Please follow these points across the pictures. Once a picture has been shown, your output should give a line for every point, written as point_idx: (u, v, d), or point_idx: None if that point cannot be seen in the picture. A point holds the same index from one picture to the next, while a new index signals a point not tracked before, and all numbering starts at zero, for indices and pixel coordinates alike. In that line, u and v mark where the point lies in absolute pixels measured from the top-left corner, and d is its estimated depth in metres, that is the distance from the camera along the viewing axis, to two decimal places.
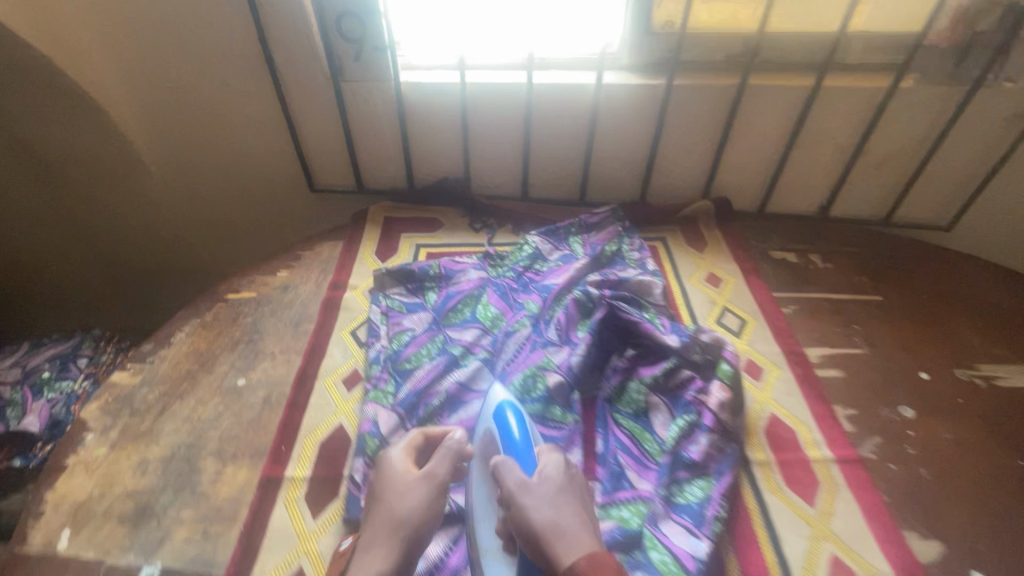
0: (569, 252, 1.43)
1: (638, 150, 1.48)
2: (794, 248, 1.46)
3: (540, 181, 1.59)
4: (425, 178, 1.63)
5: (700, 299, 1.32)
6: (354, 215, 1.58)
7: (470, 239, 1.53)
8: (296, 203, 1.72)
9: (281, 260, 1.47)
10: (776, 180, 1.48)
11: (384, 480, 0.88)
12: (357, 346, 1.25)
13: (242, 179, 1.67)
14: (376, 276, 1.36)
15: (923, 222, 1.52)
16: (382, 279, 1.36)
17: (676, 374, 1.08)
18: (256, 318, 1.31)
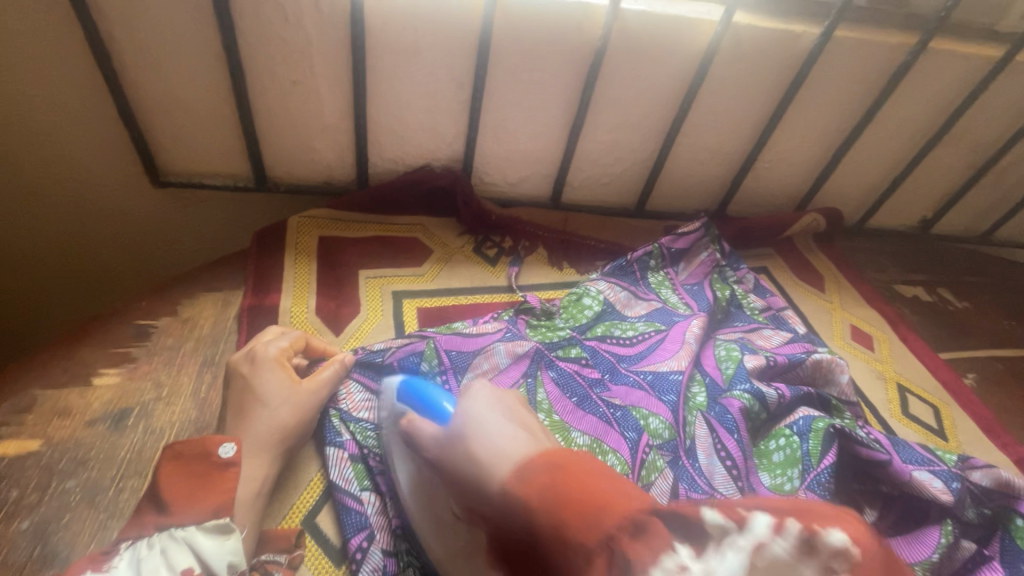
0: (660, 304, 0.87)
1: (738, 138, 0.97)
2: (917, 280, 1.11)
3: (584, 181, 0.99)
4: (388, 169, 0.91)
5: (867, 375, 0.87)
6: (260, 236, 0.83)
7: (486, 281, 0.89)
8: (129, 219, 0.86)
9: (102, 348, 0.68)
10: (894, 188, 1.09)
11: (252, 389, 0.61)
12: (331, 564, 0.57)
13: None
14: (334, 376, 0.65)
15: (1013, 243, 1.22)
16: (332, 388, 0.66)
17: (959, 558, 0.62)
18: (44, 522, 0.53)
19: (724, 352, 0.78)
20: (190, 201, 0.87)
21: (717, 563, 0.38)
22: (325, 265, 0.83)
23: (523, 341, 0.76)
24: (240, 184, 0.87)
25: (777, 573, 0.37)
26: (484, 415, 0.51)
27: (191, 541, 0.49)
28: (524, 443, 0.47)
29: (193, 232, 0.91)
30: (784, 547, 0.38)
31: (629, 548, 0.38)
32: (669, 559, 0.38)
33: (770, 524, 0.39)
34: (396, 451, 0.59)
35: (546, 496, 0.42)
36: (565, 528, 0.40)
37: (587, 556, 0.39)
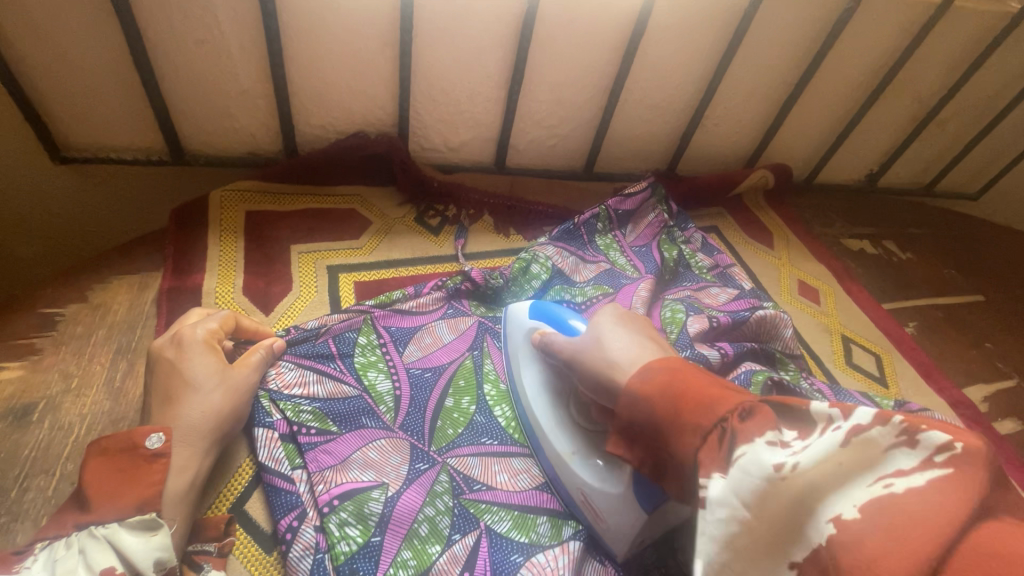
0: (608, 267, 0.86)
1: (685, 93, 0.95)
2: (863, 233, 1.13)
3: (530, 144, 0.95)
4: (317, 136, 0.86)
5: (813, 328, 0.88)
6: (177, 212, 0.77)
7: (429, 251, 0.86)
8: (31, 198, 0.77)
9: (1, 340, 0.62)
10: (841, 143, 1.09)
11: (175, 374, 0.56)
12: (261, 551, 0.54)
13: None
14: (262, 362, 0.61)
15: (954, 191, 1.24)
16: (263, 370, 0.62)
17: None
18: None
19: (670, 313, 0.77)
20: (100, 178, 0.80)
21: (810, 444, 0.37)
22: (254, 241, 0.78)
23: (465, 317, 0.76)
24: (154, 157, 0.81)
25: (866, 457, 0.34)
26: (613, 329, 0.54)
27: (114, 537, 0.46)
28: (654, 349, 0.51)
29: (107, 214, 0.83)
30: (887, 435, 0.33)
31: (740, 427, 0.39)
32: (772, 435, 0.38)
33: (873, 413, 0.34)
34: (524, 360, 0.65)
35: (667, 389, 0.44)
36: (687, 419, 0.42)
37: (701, 434, 0.41)
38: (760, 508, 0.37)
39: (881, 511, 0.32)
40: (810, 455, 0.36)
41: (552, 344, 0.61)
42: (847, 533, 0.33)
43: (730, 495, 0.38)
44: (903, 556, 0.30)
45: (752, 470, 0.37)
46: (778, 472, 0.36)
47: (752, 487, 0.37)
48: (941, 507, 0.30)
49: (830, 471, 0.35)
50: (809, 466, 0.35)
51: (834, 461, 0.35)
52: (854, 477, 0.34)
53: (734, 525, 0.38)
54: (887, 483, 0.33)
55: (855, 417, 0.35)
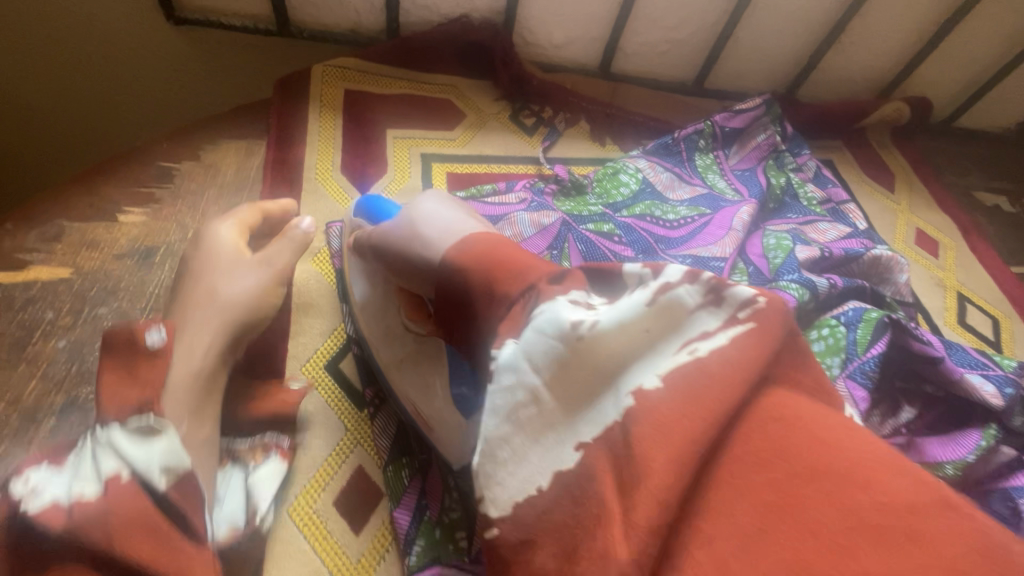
0: (706, 189, 0.80)
1: (828, 2, 0.83)
2: (1002, 187, 0.99)
3: (642, 47, 0.88)
4: (420, 18, 0.82)
5: (926, 281, 0.81)
6: (283, 84, 0.77)
7: (520, 150, 0.83)
8: (149, 58, 0.79)
9: (125, 186, 0.66)
10: (999, 79, 0.94)
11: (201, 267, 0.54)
12: (352, 407, 0.57)
13: None
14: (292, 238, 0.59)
15: None
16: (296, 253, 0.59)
17: (993, 462, 0.58)
18: (78, 343, 0.55)
19: (773, 241, 0.72)
20: (206, 45, 0.80)
21: (616, 306, 0.34)
22: (350, 121, 0.77)
23: (550, 213, 0.71)
24: (261, 27, 0.79)
25: (671, 317, 0.32)
26: (426, 203, 0.46)
27: (112, 442, 0.41)
28: (472, 223, 0.44)
29: (214, 83, 0.84)
30: (693, 294, 0.33)
31: (547, 289, 0.36)
32: (578, 296, 0.36)
33: (684, 271, 0.33)
34: (351, 268, 0.57)
35: (481, 259, 0.39)
36: (494, 281, 0.37)
37: (508, 304, 0.36)
38: (553, 370, 0.33)
39: (681, 377, 0.30)
40: (612, 315, 0.33)
41: (367, 239, 0.51)
42: (645, 402, 0.30)
43: (521, 359, 0.34)
44: (702, 416, 0.29)
45: (549, 330, 0.34)
46: (576, 331, 0.33)
47: (545, 347, 0.33)
48: (736, 367, 0.30)
49: (634, 334, 0.33)
50: (609, 327, 0.33)
51: (642, 324, 0.33)
52: (659, 341, 0.32)
53: (524, 394, 0.33)
54: (692, 349, 0.31)
55: (664, 273, 0.34)
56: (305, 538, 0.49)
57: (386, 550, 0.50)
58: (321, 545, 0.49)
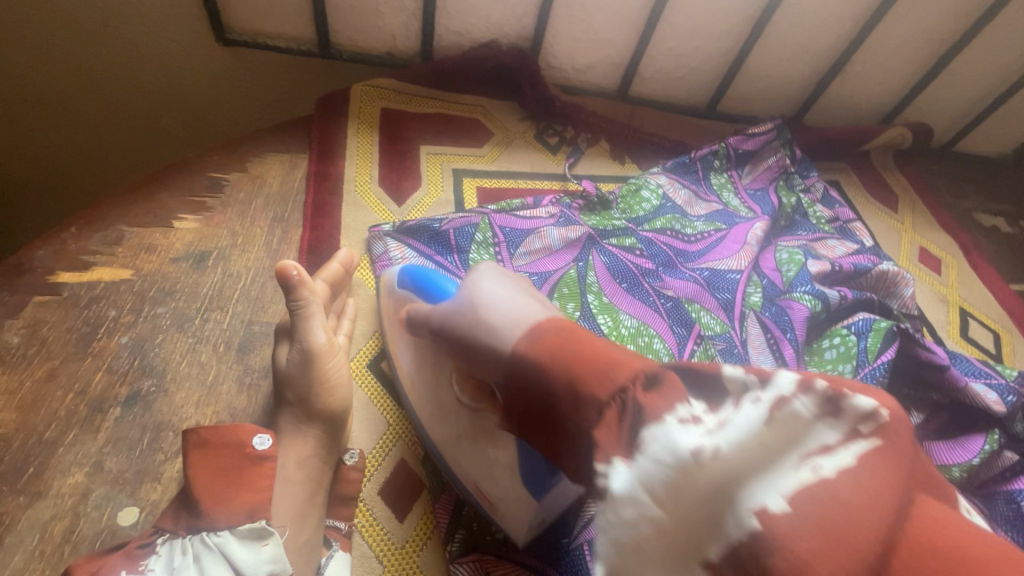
0: (721, 207, 0.84)
1: (835, 33, 0.89)
2: (1000, 209, 1.04)
3: (658, 72, 0.93)
4: (452, 43, 0.88)
5: (929, 296, 0.85)
6: (323, 102, 0.82)
7: (545, 167, 0.87)
8: (198, 76, 0.84)
9: (180, 195, 0.70)
10: (995, 108, 1.00)
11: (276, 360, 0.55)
12: (392, 403, 0.60)
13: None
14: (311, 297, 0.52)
15: None
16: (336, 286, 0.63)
17: (997, 466, 0.61)
18: (140, 339, 0.58)
19: (786, 256, 0.76)
20: (251, 65, 0.85)
21: (729, 421, 0.29)
22: (386, 138, 0.82)
23: (576, 227, 0.75)
24: (304, 49, 0.85)
25: (791, 432, 0.27)
26: (486, 284, 0.44)
27: (224, 548, 0.43)
28: (538, 307, 0.41)
29: (255, 100, 0.89)
30: (810, 406, 0.27)
31: (643, 399, 0.32)
32: (683, 411, 0.31)
33: (797, 378, 0.28)
34: (397, 340, 0.58)
35: (557, 353, 0.36)
36: (580, 385, 0.35)
37: (597, 410, 0.34)
38: (666, 499, 0.29)
39: (812, 504, 0.25)
40: (730, 437, 0.29)
41: (422, 315, 0.50)
42: (773, 531, 0.25)
43: (633, 487, 0.30)
44: (843, 568, 0.23)
45: (662, 456, 0.30)
46: (694, 457, 0.29)
47: (658, 475, 0.30)
48: (872, 495, 0.25)
49: (751, 457, 0.27)
50: (727, 451, 0.28)
51: (757, 442, 0.28)
52: (778, 458, 0.27)
53: (642, 525, 0.30)
54: (814, 466, 0.26)
55: (776, 384, 0.29)
56: (357, 527, 0.53)
57: (427, 540, 0.53)
58: (368, 532, 0.53)
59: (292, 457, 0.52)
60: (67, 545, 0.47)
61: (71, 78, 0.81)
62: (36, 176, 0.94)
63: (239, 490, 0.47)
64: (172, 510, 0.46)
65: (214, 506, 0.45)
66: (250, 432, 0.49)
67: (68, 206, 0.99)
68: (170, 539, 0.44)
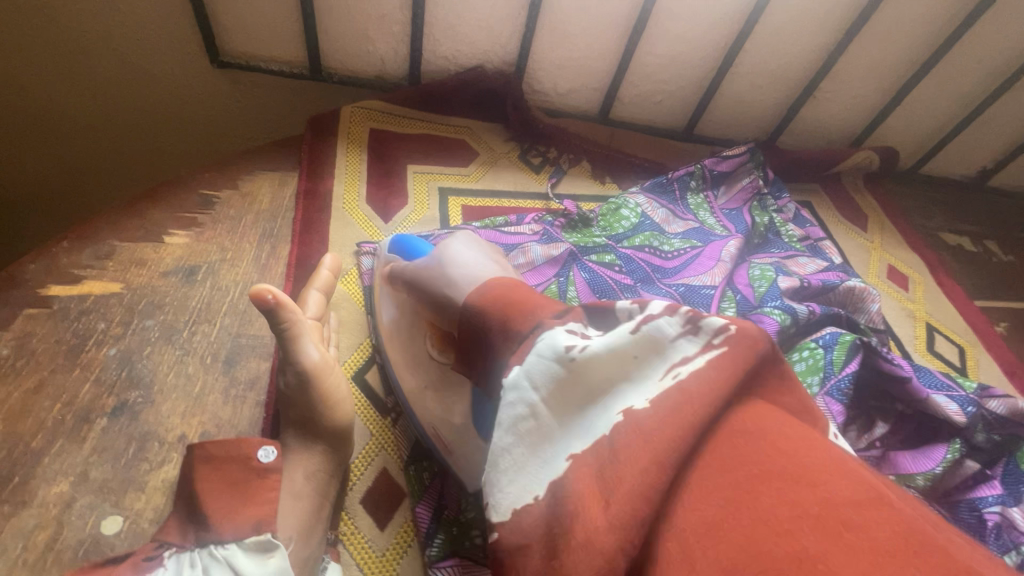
0: (698, 224, 0.87)
1: (802, 62, 0.94)
2: (965, 229, 1.08)
3: (637, 97, 0.97)
4: (439, 68, 0.91)
5: (897, 311, 0.88)
6: (313, 123, 0.85)
7: (528, 186, 0.90)
8: (194, 97, 0.87)
9: (170, 211, 0.72)
10: (956, 133, 1.05)
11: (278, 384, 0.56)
12: (376, 414, 0.62)
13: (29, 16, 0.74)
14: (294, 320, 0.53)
15: None
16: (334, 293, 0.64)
17: (960, 475, 0.63)
18: (128, 351, 0.60)
19: (758, 272, 0.80)
20: (244, 86, 0.87)
21: (608, 334, 0.38)
22: (375, 157, 0.84)
23: (558, 245, 0.77)
24: (296, 71, 0.87)
25: (657, 345, 0.36)
26: (461, 250, 0.56)
27: (232, 559, 0.44)
28: (495, 269, 0.53)
29: (248, 120, 0.92)
30: (673, 324, 0.35)
31: (550, 321, 0.40)
32: (574, 327, 0.40)
33: (666, 304, 0.37)
34: (381, 297, 0.65)
35: (494, 297, 0.45)
36: (503, 314, 0.43)
37: (518, 341, 0.41)
38: (551, 394, 0.37)
39: (664, 396, 0.32)
40: (608, 342, 0.37)
41: (403, 277, 0.60)
42: (631, 418, 0.33)
43: (521, 382, 0.38)
44: (677, 429, 0.31)
45: (545, 355, 0.38)
46: (569, 354, 0.37)
47: (543, 370, 0.37)
48: (711, 387, 0.32)
49: (620, 356, 0.36)
50: (600, 351, 0.37)
51: (630, 350, 0.36)
52: (647, 366, 0.35)
53: (525, 414, 0.37)
54: (674, 371, 0.34)
55: (669, 316, 0.36)
56: (340, 534, 0.54)
57: (407, 547, 0.55)
58: (351, 541, 0.54)
59: (299, 471, 0.52)
60: (51, 553, 0.48)
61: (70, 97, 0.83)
62: (30, 191, 0.95)
63: (244, 503, 0.48)
64: (178, 525, 0.47)
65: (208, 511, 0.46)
66: (255, 445, 0.51)
67: (62, 221, 1.01)
68: (178, 552, 0.45)
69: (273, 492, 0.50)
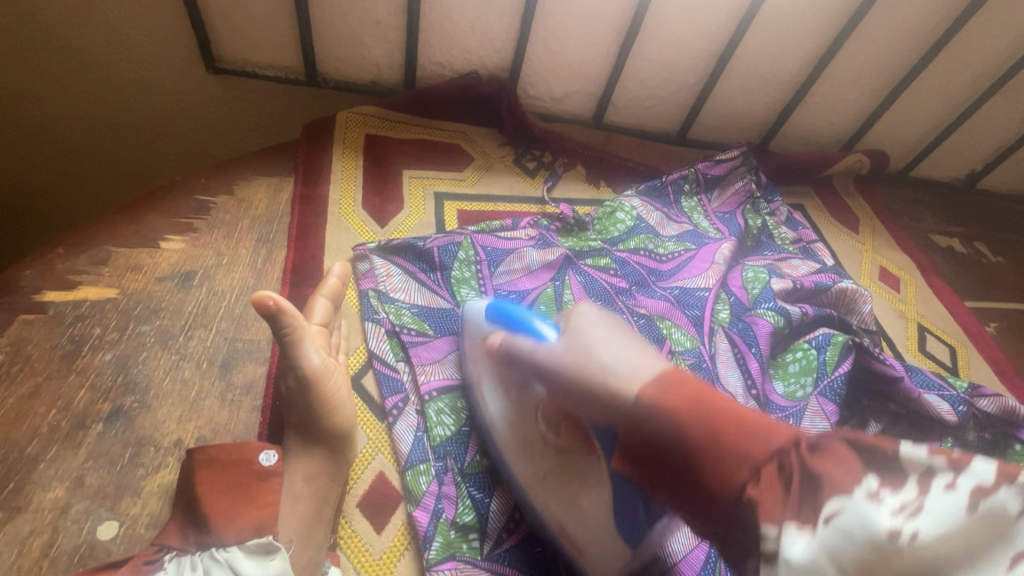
0: (692, 227, 0.88)
1: (793, 68, 0.95)
2: (955, 230, 1.10)
3: (630, 102, 0.98)
4: (434, 73, 0.92)
5: (889, 312, 0.89)
6: (309, 128, 0.85)
7: (523, 190, 0.91)
8: (191, 104, 0.87)
9: (167, 216, 0.72)
10: (944, 137, 1.07)
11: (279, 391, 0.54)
12: (374, 418, 0.62)
13: (27, 23, 0.75)
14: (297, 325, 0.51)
15: None
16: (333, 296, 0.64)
17: None
18: (124, 356, 0.60)
19: (752, 274, 0.80)
20: (240, 92, 0.88)
21: (936, 509, 0.29)
22: (371, 162, 0.85)
23: (554, 249, 0.78)
24: (292, 78, 0.88)
25: (997, 526, 0.28)
26: (589, 328, 0.48)
27: (233, 562, 0.45)
28: (648, 357, 0.42)
29: (243, 126, 0.92)
30: (1016, 500, 0.29)
31: (810, 462, 0.32)
32: (873, 487, 0.31)
33: (996, 470, 0.30)
34: (484, 382, 0.60)
35: (695, 404, 0.36)
36: (727, 446, 0.34)
37: (751, 467, 0.33)
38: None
39: None
40: (936, 524, 0.29)
41: (520, 352, 0.53)
42: None
43: (820, 563, 0.30)
44: None
45: (857, 536, 0.30)
46: (894, 540, 0.29)
47: (855, 554, 0.30)
48: None
49: (956, 544, 0.29)
50: (931, 539, 0.29)
51: (961, 532, 0.29)
52: (987, 551, 0.29)
53: None
54: None
55: (976, 475, 0.30)
56: (339, 538, 0.54)
57: (404, 549, 0.55)
58: (349, 545, 0.54)
59: (299, 473, 0.52)
60: (46, 559, 0.47)
61: (65, 104, 0.84)
62: (23, 197, 0.95)
63: (245, 504, 0.49)
64: (178, 529, 0.47)
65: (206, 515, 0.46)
66: (255, 449, 0.52)
67: (55, 227, 1.00)
68: (178, 555, 0.46)
69: (274, 497, 0.50)
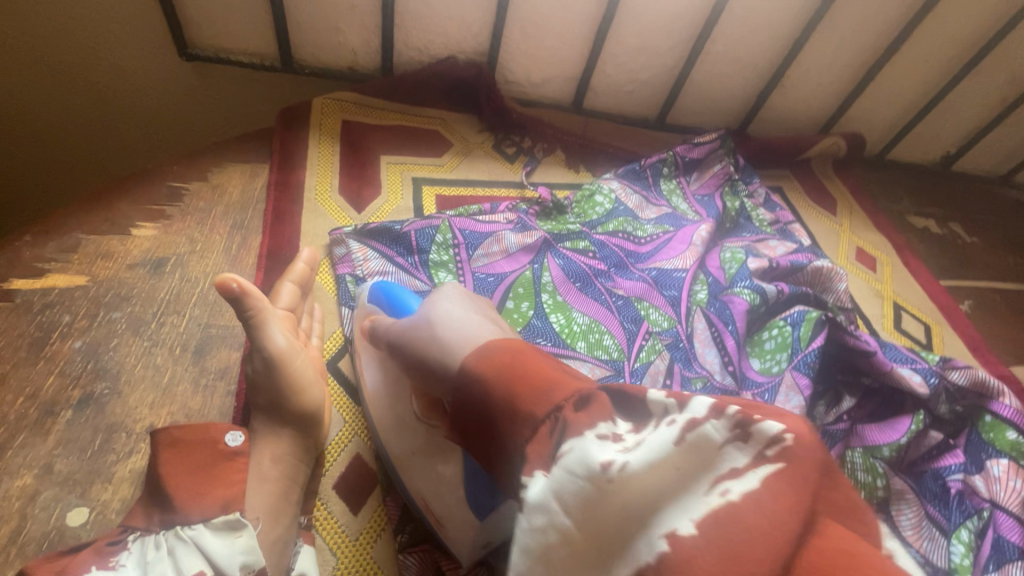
0: (670, 210, 0.89)
1: (770, 51, 0.96)
2: (931, 212, 1.11)
3: (609, 87, 0.98)
4: (412, 59, 0.91)
5: (866, 292, 0.90)
6: (284, 114, 0.84)
7: (503, 175, 0.91)
8: (162, 91, 0.86)
9: (138, 203, 0.71)
10: (919, 119, 1.08)
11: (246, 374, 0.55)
12: (350, 402, 0.62)
13: None
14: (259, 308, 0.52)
15: None
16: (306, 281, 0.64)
17: (925, 445, 0.66)
18: (94, 343, 0.59)
19: (729, 255, 0.80)
20: (214, 79, 0.87)
21: (648, 441, 0.32)
22: (347, 148, 0.84)
23: (533, 232, 0.78)
24: (267, 64, 0.87)
25: (701, 455, 0.30)
26: (447, 305, 0.48)
27: (199, 540, 0.44)
28: (488, 326, 0.45)
29: (217, 114, 0.91)
30: (720, 430, 0.30)
31: (574, 416, 0.35)
32: (604, 429, 0.34)
33: (710, 403, 0.31)
34: (364, 355, 0.60)
35: (501, 369, 0.39)
36: (517, 399, 0.37)
37: (533, 425, 0.36)
38: (582, 519, 0.32)
39: (716, 526, 0.28)
40: (643, 455, 0.31)
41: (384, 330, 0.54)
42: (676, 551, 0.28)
43: (550, 498, 0.33)
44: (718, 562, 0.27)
45: (576, 470, 0.32)
46: (605, 471, 0.32)
47: (573, 487, 0.32)
48: (768, 515, 0.28)
49: (663, 474, 0.31)
50: (640, 469, 0.31)
51: (667, 463, 0.31)
52: (691, 483, 0.30)
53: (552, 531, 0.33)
54: (721, 490, 0.29)
55: (688, 409, 0.32)
56: (314, 519, 0.54)
57: (380, 532, 0.55)
58: (324, 526, 0.54)
59: (272, 457, 0.52)
60: (13, 547, 0.47)
61: (32, 92, 0.82)
62: None
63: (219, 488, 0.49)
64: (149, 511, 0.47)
65: (181, 499, 0.46)
66: (222, 429, 0.51)
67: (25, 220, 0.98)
68: (143, 536, 0.45)
69: (240, 474, 0.49)
